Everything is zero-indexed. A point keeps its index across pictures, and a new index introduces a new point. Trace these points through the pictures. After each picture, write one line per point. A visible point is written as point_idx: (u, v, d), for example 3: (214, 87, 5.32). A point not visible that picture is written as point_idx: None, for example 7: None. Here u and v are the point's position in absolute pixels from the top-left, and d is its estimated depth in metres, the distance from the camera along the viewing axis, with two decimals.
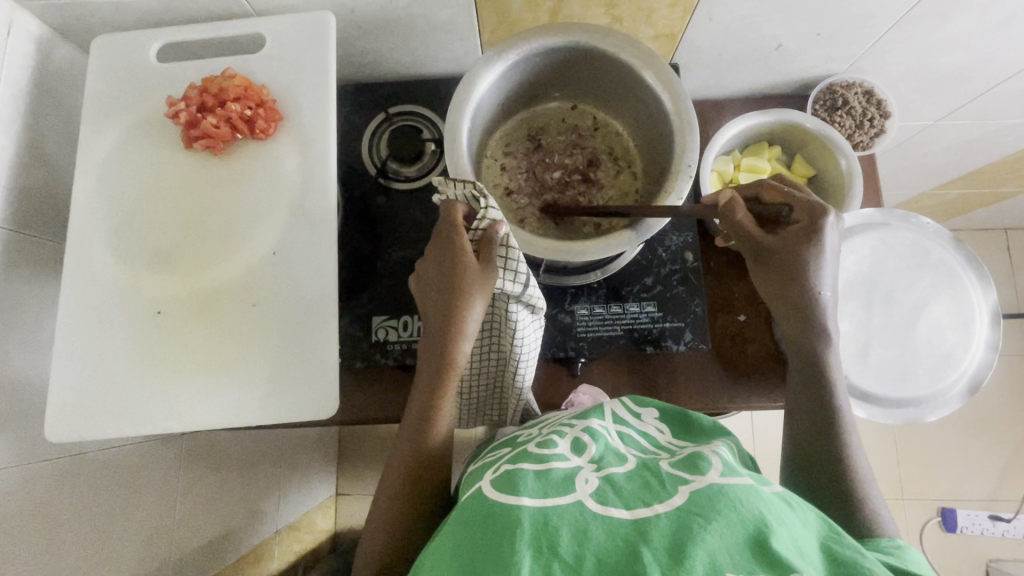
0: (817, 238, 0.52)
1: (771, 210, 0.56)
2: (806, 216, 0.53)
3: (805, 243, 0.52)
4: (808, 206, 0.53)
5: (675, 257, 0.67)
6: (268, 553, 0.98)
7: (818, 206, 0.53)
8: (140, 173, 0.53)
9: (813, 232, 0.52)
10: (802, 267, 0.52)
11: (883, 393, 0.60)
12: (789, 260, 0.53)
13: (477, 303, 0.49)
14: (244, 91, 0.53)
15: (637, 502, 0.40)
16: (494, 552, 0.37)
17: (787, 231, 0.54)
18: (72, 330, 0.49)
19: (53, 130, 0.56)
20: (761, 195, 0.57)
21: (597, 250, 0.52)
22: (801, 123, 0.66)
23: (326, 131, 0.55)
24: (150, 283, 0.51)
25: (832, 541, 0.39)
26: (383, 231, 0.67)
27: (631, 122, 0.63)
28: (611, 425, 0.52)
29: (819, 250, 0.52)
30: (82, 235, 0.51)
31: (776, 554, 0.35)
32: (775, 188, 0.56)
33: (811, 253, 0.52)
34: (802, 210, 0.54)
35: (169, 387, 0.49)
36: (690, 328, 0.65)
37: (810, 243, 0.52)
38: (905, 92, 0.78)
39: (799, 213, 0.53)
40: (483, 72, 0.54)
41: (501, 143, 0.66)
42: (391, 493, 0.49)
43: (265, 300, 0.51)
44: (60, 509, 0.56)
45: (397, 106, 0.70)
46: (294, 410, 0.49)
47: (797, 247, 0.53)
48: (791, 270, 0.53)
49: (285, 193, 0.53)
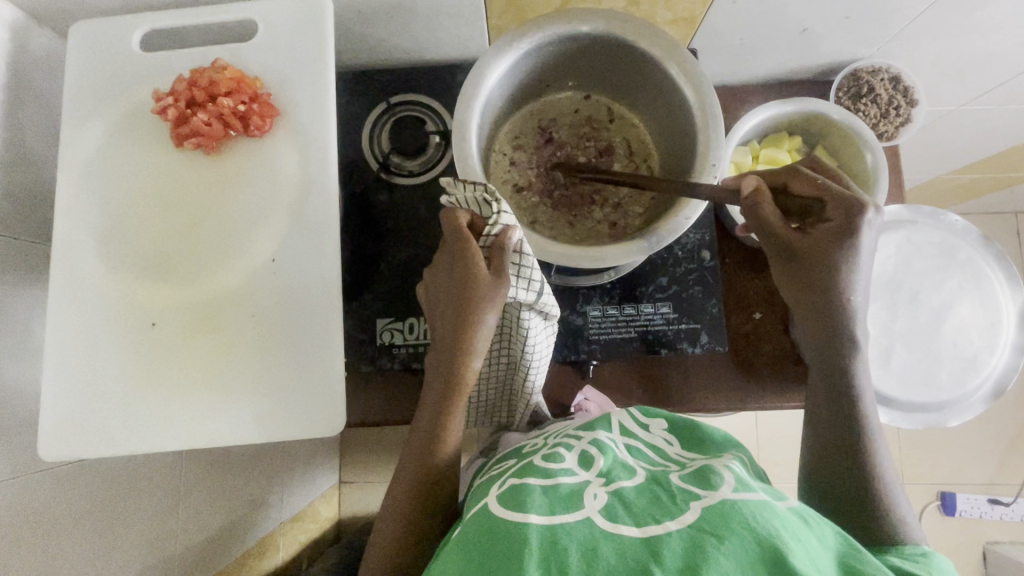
0: (850, 239, 0.49)
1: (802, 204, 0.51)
2: (842, 216, 0.49)
3: (838, 246, 0.49)
4: (846, 204, 0.49)
5: (691, 255, 0.65)
6: (273, 545, 0.97)
7: (856, 202, 0.49)
8: (128, 174, 0.50)
9: (848, 233, 0.49)
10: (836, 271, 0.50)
11: (904, 397, 0.58)
12: (821, 263, 0.50)
13: (489, 315, 0.46)
14: (237, 85, 0.49)
15: (648, 518, 0.38)
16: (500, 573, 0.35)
17: (818, 230, 0.50)
18: (61, 343, 0.47)
19: (34, 126, 0.53)
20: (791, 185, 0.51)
21: (614, 256, 0.50)
22: (827, 113, 0.62)
23: (323, 127, 0.51)
24: (144, 293, 0.48)
25: (851, 559, 0.37)
26: (385, 229, 0.64)
27: (649, 114, 0.60)
28: (619, 438, 0.51)
29: (854, 254, 0.49)
30: (68, 239, 0.48)
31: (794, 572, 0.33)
32: (810, 180, 0.51)
33: (845, 257, 0.49)
34: (838, 207, 0.49)
35: (166, 403, 0.47)
36: (707, 331, 0.63)
37: (843, 245, 0.49)
38: (931, 77, 0.75)
39: (836, 210, 0.49)
40: (494, 62, 0.50)
41: (510, 136, 0.62)
42: (397, 510, 0.48)
43: (265, 310, 0.48)
44: (60, 518, 0.55)
45: (399, 96, 0.66)
46: (298, 426, 0.47)
47: (830, 249, 0.49)
48: (823, 274, 0.50)
49: (283, 194, 0.50)
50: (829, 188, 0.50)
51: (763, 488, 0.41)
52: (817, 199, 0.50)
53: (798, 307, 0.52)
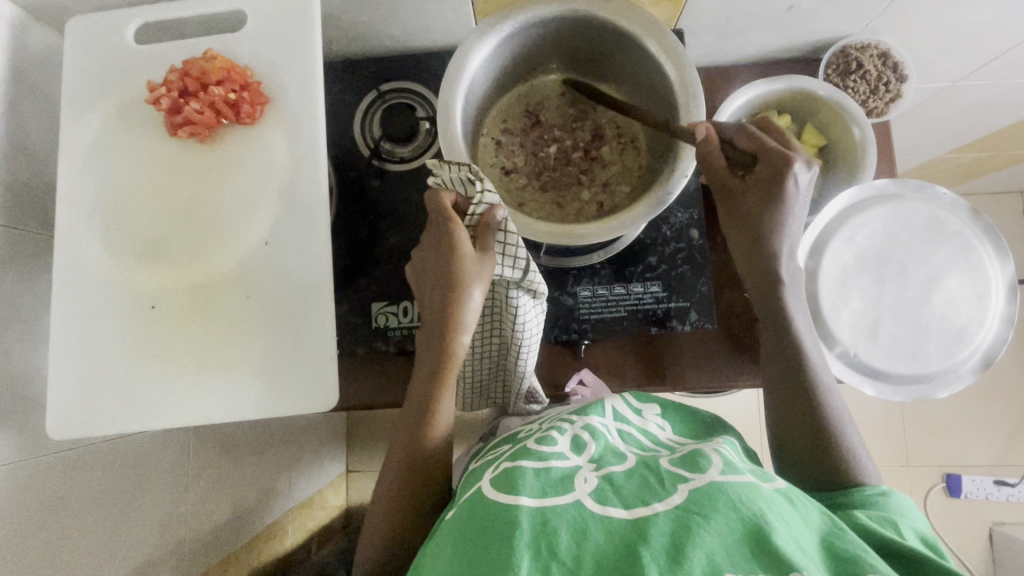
0: (777, 195, 0.49)
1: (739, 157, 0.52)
2: (770, 169, 0.49)
3: (765, 199, 0.50)
4: (774, 159, 0.49)
5: (679, 234, 0.65)
6: (281, 532, 0.99)
7: (786, 157, 0.49)
8: (125, 163, 0.52)
9: (773, 187, 0.49)
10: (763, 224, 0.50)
11: (893, 369, 0.59)
12: (749, 211, 0.51)
13: (475, 293, 0.48)
14: (227, 74, 0.50)
15: (636, 501, 0.39)
16: (491, 552, 0.36)
17: (749, 182, 0.51)
18: (65, 326, 0.49)
19: (35, 119, 0.54)
20: (735, 137, 0.51)
21: (597, 233, 0.51)
22: (813, 90, 0.62)
23: (314, 115, 0.52)
24: (142, 277, 0.50)
25: (835, 538, 0.37)
26: (379, 215, 0.65)
27: (634, 95, 0.61)
28: (611, 423, 0.51)
29: (781, 209, 0.49)
30: (70, 228, 0.50)
31: (778, 551, 0.34)
32: (751, 134, 0.51)
33: (771, 206, 0.50)
34: (768, 163, 0.49)
35: (168, 381, 0.49)
36: (696, 308, 0.64)
37: (771, 196, 0.49)
38: (924, 52, 0.74)
39: (764, 164, 0.49)
40: (477, 44, 0.51)
41: (497, 120, 0.63)
42: (391, 486, 0.49)
43: (259, 291, 0.50)
44: (71, 498, 0.57)
45: (389, 84, 0.68)
46: (294, 403, 0.49)
47: (759, 202, 0.50)
48: (753, 220, 0.51)
49: (274, 180, 0.52)
50: (765, 142, 0.50)
51: (751, 470, 0.42)
52: (753, 155, 0.51)
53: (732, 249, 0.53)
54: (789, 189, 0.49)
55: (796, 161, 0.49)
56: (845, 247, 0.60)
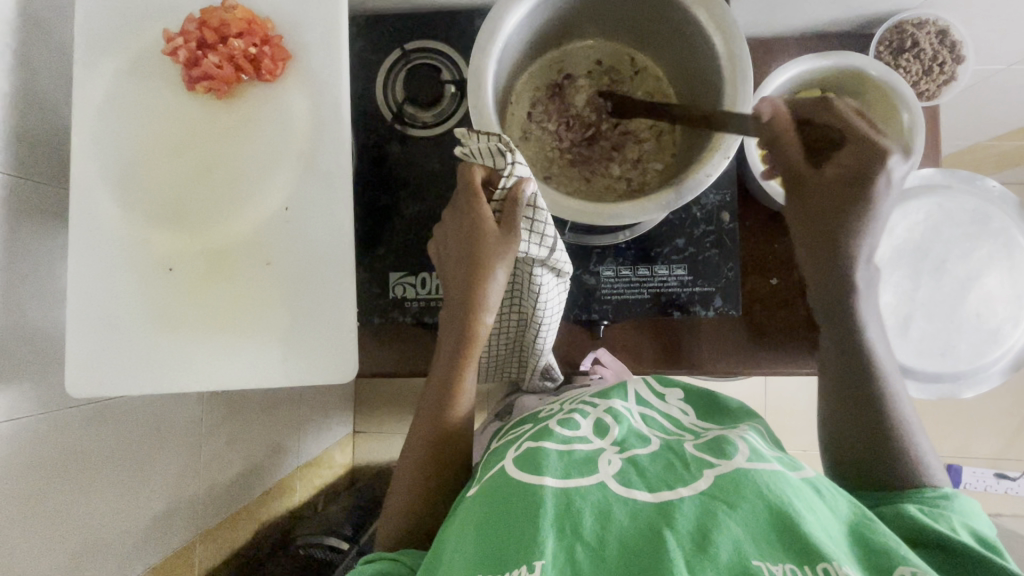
0: (864, 185, 0.51)
1: (822, 136, 0.52)
2: (855, 162, 0.51)
3: (849, 191, 0.52)
4: (860, 152, 0.51)
5: (710, 217, 0.62)
6: (290, 488, 1.02)
7: (877, 152, 0.50)
8: (141, 117, 0.49)
9: (857, 182, 0.51)
10: (843, 222, 0.52)
11: (920, 366, 0.57)
12: (830, 203, 0.52)
13: (499, 271, 0.46)
14: (248, 27, 0.48)
15: (661, 484, 0.39)
16: (515, 529, 0.36)
17: (828, 173, 0.52)
18: (79, 285, 0.48)
19: (47, 66, 0.52)
20: (812, 117, 0.52)
21: (628, 214, 0.48)
22: (863, 69, 0.59)
23: (338, 75, 0.50)
24: (160, 238, 0.49)
25: (866, 526, 0.37)
26: (399, 183, 0.63)
27: (674, 65, 0.57)
28: (634, 407, 0.51)
29: (864, 207, 0.52)
30: (85, 184, 0.48)
31: (808, 544, 0.33)
32: (836, 114, 0.51)
33: (854, 203, 0.52)
34: (854, 155, 0.51)
35: (185, 345, 0.48)
36: (721, 294, 0.62)
37: (859, 191, 0.51)
38: (982, 31, 0.70)
39: (849, 156, 0.51)
40: (513, 4, 0.48)
41: (528, 86, 0.60)
42: (413, 460, 0.49)
43: (279, 258, 0.49)
44: (90, 452, 0.58)
45: (413, 43, 0.64)
46: (312, 373, 0.48)
47: (838, 193, 0.52)
48: (834, 213, 0.52)
49: (296, 142, 0.50)
50: (855, 127, 0.51)
51: (778, 458, 0.41)
52: (838, 136, 0.52)
53: (806, 241, 0.55)
54: (880, 189, 0.51)
55: (890, 156, 0.50)
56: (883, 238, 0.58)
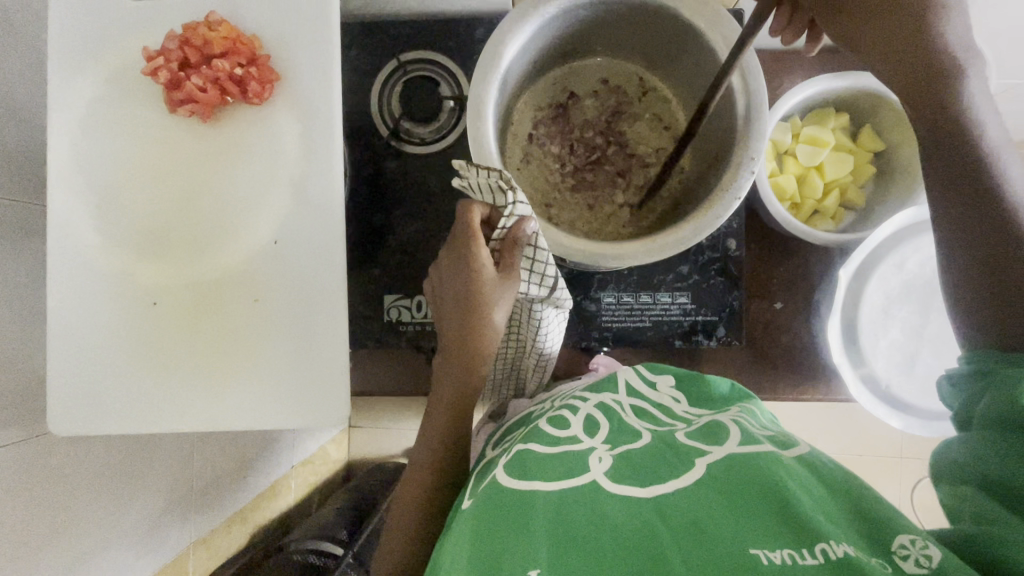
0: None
1: None
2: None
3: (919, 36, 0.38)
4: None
5: (716, 244, 0.60)
6: (283, 488, 1.01)
7: None
8: (121, 141, 0.47)
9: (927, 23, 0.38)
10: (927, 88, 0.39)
11: (925, 404, 0.56)
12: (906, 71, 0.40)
13: (498, 314, 0.45)
14: (232, 46, 0.46)
15: (653, 478, 0.37)
16: (504, 530, 0.34)
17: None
18: (59, 318, 0.46)
19: (19, 78, 0.49)
20: None
21: (633, 254, 0.45)
22: (884, 94, 0.56)
23: (329, 98, 0.47)
24: (142, 270, 0.46)
25: (868, 503, 0.34)
26: (394, 200, 0.61)
27: (685, 88, 0.55)
28: (623, 398, 0.49)
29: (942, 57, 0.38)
30: (63, 212, 0.46)
31: (807, 524, 0.32)
32: None
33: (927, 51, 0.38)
34: None
35: (171, 382, 0.47)
36: (725, 323, 0.60)
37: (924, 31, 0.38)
38: None
39: None
40: (515, 29, 0.45)
41: (531, 106, 0.57)
42: (406, 501, 0.48)
43: (268, 294, 0.47)
44: (76, 474, 0.57)
45: (411, 53, 0.61)
46: (302, 410, 0.47)
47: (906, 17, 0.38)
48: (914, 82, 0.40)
49: (283, 170, 0.47)
50: None
51: (771, 437, 0.40)
52: None
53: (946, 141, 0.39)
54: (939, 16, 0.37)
55: None
56: (894, 272, 0.56)
